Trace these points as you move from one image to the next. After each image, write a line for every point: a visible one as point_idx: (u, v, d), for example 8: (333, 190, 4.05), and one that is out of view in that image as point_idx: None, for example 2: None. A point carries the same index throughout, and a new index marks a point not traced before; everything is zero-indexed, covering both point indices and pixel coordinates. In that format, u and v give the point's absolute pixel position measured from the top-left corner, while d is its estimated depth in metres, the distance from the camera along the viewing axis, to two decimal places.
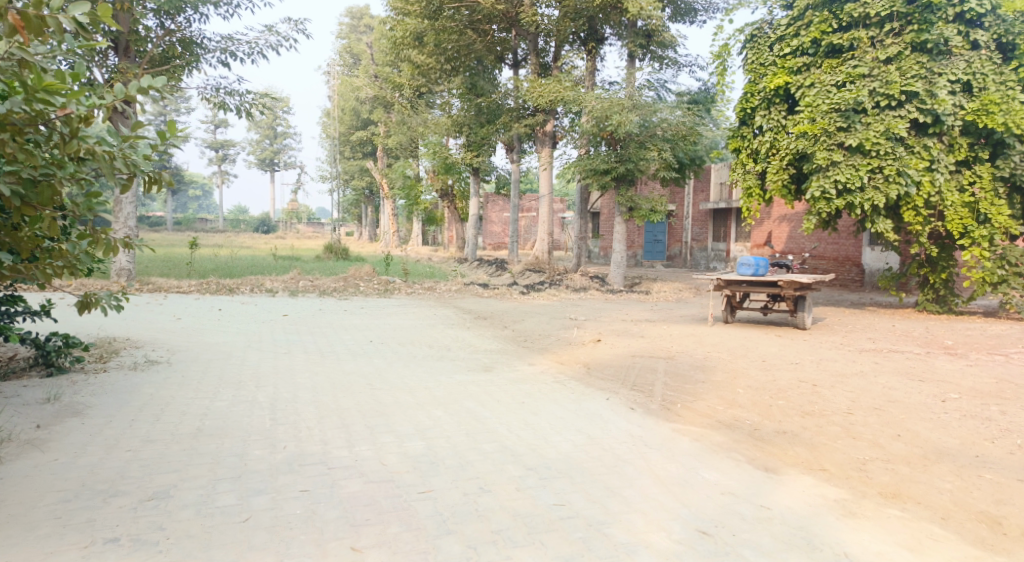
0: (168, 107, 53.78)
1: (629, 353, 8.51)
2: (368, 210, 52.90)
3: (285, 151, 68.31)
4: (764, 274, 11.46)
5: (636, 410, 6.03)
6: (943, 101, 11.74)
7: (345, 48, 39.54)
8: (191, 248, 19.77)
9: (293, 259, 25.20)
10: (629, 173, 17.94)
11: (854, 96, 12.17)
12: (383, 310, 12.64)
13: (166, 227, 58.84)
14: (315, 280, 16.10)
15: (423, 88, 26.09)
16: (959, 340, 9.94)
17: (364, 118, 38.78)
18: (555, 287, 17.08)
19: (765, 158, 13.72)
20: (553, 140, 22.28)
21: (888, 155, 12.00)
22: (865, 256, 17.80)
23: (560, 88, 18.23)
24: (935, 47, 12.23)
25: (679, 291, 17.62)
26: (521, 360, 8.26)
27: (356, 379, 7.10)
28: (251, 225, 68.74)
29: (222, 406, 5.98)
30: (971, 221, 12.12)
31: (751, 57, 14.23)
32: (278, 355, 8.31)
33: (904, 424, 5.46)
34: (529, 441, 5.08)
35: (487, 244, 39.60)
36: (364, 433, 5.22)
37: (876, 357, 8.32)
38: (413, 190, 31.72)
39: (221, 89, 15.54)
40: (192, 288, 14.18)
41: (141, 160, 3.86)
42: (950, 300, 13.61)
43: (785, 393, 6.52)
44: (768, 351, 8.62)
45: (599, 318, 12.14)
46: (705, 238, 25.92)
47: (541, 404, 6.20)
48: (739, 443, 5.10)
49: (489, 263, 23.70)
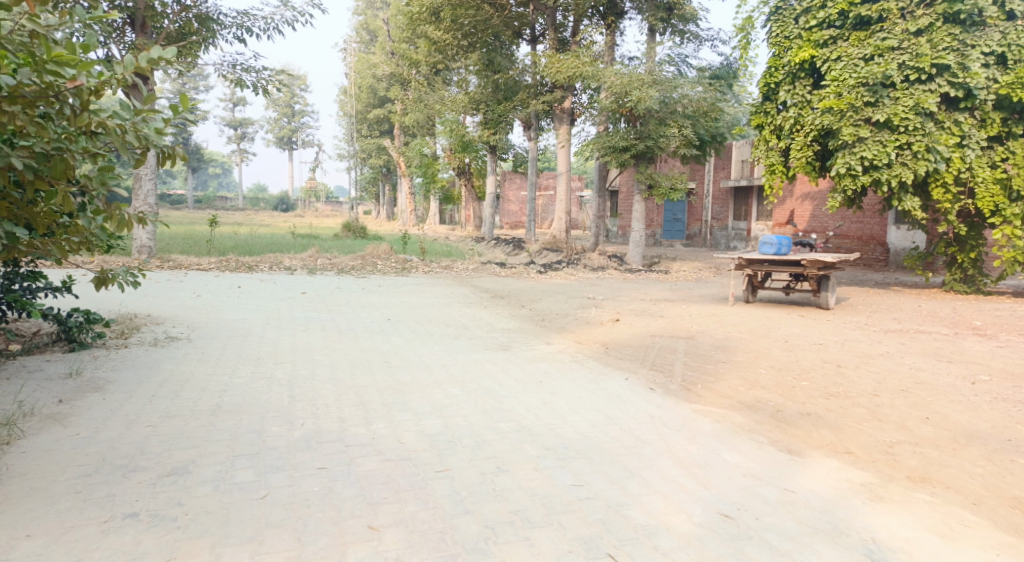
0: (186, 86, 53.97)
1: (648, 332, 8.40)
2: (385, 188, 52.93)
3: (302, 130, 68.34)
4: (786, 253, 11.24)
5: (655, 391, 5.94)
6: (976, 74, 11.33)
7: (362, 25, 39.24)
8: (211, 226, 19.90)
9: (311, 237, 25.29)
10: (649, 150, 17.67)
11: (883, 69, 11.79)
12: (400, 288, 12.62)
13: (186, 205, 59.34)
14: (333, 258, 16.13)
15: (440, 65, 25.86)
16: (987, 321, 9.69)
17: (381, 96, 38.57)
18: (573, 266, 16.96)
19: (788, 134, 13.40)
20: (571, 117, 21.97)
21: (917, 131, 11.65)
22: (890, 235, 17.44)
23: (579, 63, 17.93)
24: (968, 17, 11.80)
25: (698, 271, 17.40)
26: (538, 339, 8.20)
27: (373, 357, 7.08)
28: (269, 204, 69.09)
29: (241, 383, 5.98)
30: (1002, 199, 11.77)
31: (776, 30, 13.83)
32: (296, 333, 8.32)
33: (932, 407, 5.32)
34: (547, 420, 5.02)
35: (504, 223, 39.45)
36: (381, 411, 5.20)
37: (902, 338, 8.14)
38: (430, 168, 31.58)
39: (238, 65, 15.47)
40: (212, 265, 14.26)
41: (153, 135, 3.80)
42: (978, 280, 13.29)
43: (808, 374, 6.39)
44: (790, 331, 8.47)
45: (617, 297, 12.03)
46: (725, 217, 25.56)
47: (559, 383, 6.13)
48: (762, 425, 5.01)
49: (506, 242, 23.60)
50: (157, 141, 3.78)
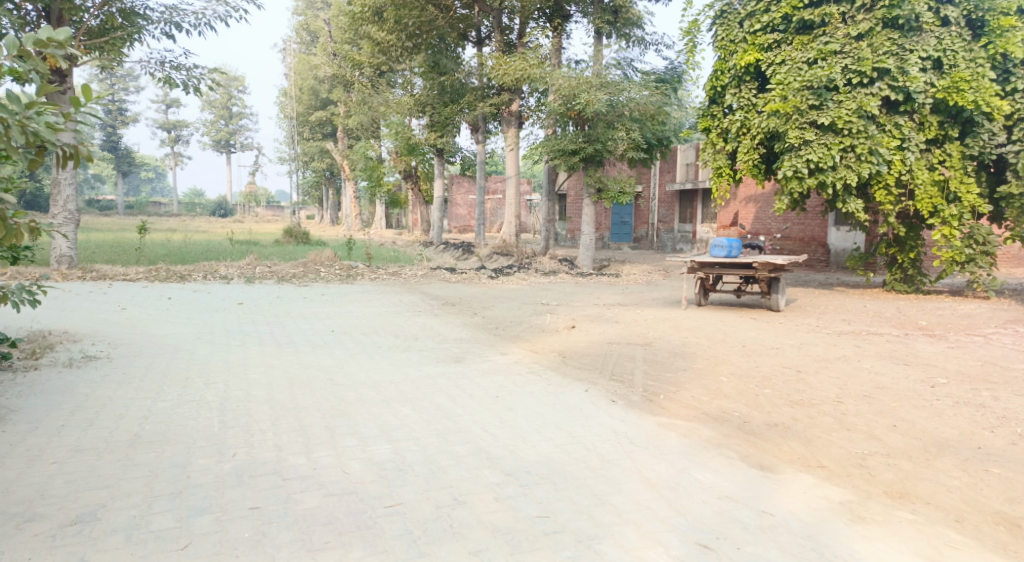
0: (114, 85, 51.62)
1: (605, 339, 8.14)
2: (329, 193, 51.65)
3: (240, 132, 66.05)
4: (737, 255, 11.22)
5: (618, 403, 5.66)
6: (915, 78, 11.57)
7: (302, 25, 38.16)
8: (140, 233, 18.75)
9: (250, 244, 24.23)
10: (597, 153, 17.53)
11: (827, 72, 11.92)
12: (345, 297, 12.03)
13: (115, 211, 56.51)
14: (273, 265, 15.37)
15: (384, 67, 25.27)
16: (933, 321, 9.84)
17: (323, 98, 37.48)
18: (524, 271, 16.66)
19: (735, 137, 13.46)
20: (519, 120, 21.62)
21: (861, 134, 11.81)
22: (831, 237, 17.85)
23: (526, 66, 17.70)
24: (906, 22, 12.06)
25: (648, 274, 17.37)
26: (492, 349, 7.83)
27: (315, 373, 6.59)
28: (207, 208, 66.46)
29: (166, 408, 5.40)
30: (941, 200, 12.07)
31: (721, 33, 13.88)
32: (231, 348, 7.72)
33: (897, 413, 5.21)
34: (506, 441, 4.68)
35: (452, 227, 38.93)
36: (323, 437, 4.74)
37: (855, 340, 8.12)
38: (375, 171, 30.84)
39: (166, 63, 14.54)
40: (139, 275, 13.35)
41: (48, 131, 3.30)
42: (918, 279, 13.62)
43: (770, 381, 6.24)
44: (747, 335, 8.36)
45: (570, 302, 11.78)
46: (671, 220, 25.82)
47: (516, 398, 5.78)
48: (730, 439, 4.78)
49: (454, 247, 23.10)
50: (50, 137, 3.27)
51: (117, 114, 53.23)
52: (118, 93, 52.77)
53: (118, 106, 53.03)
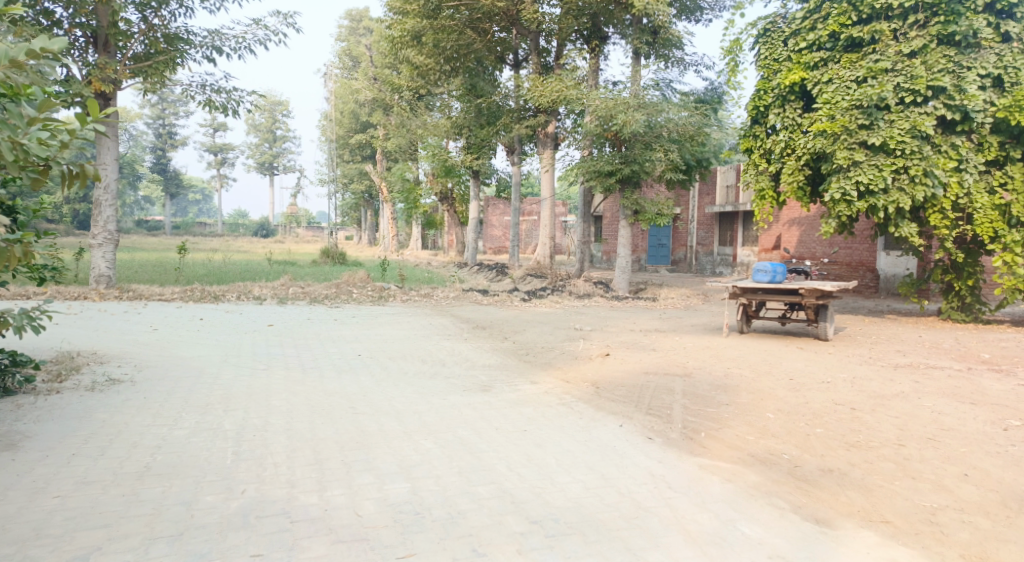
0: (165, 110, 53.61)
1: (641, 369, 7.72)
2: (367, 214, 52.26)
3: (283, 155, 67.55)
4: (781, 281, 10.68)
5: (655, 441, 5.26)
6: (973, 96, 10.97)
7: (344, 51, 38.92)
8: (180, 253, 19.02)
9: (288, 264, 24.43)
10: (634, 174, 17.16)
11: (878, 91, 11.40)
12: (375, 319, 11.85)
13: (163, 231, 58.07)
14: (306, 286, 15.34)
15: (422, 90, 25.46)
16: (997, 354, 9.15)
17: (363, 121, 37.97)
18: (558, 293, 16.30)
19: (779, 158, 13.01)
20: (555, 141, 21.42)
21: (914, 155, 11.24)
22: (880, 262, 17.09)
23: (563, 87, 17.53)
24: (963, 39, 11.49)
25: (687, 298, 16.84)
26: (522, 378, 7.48)
27: (338, 401, 6.35)
28: (249, 228, 67.92)
29: (182, 437, 5.21)
30: (1002, 225, 11.35)
31: (764, 52, 13.48)
32: (256, 372, 7.56)
33: (967, 459, 4.70)
34: (534, 482, 4.34)
35: (488, 249, 38.85)
36: (339, 473, 4.47)
37: (914, 374, 7.53)
38: (412, 193, 31.00)
39: (206, 86, 14.78)
40: (175, 295, 13.45)
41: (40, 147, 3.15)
42: (977, 308, 12.84)
43: (821, 419, 5.75)
44: (794, 367, 7.85)
45: (606, 328, 11.36)
46: (711, 242, 25.22)
47: (545, 433, 5.43)
48: (780, 486, 4.34)
49: (489, 268, 22.87)
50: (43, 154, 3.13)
51: (167, 138, 54.95)
52: (168, 117, 54.58)
53: (168, 129, 54.76)
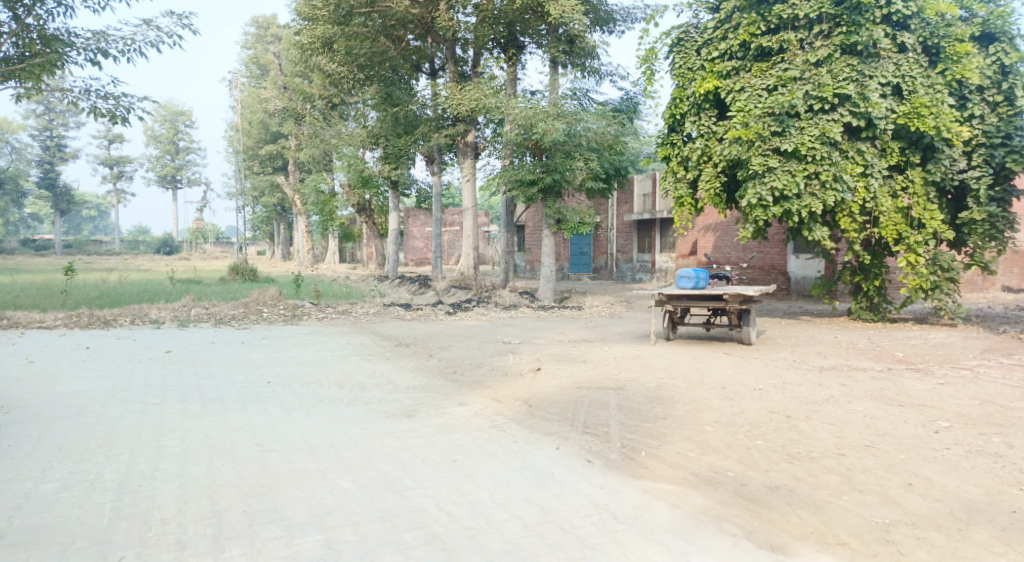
0: (52, 120, 49.75)
1: (574, 383, 7.39)
2: (281, 228, 50.14)
3: (187, 167, 63.96)
4: (704, 287, 10.69)
5: (594, 464, 4.92)
6: (876, 103, 11.40)
7: (251, 59, 37.27)
8: (66, 275, 17.30)
9: (193, 283, 22.85)
10: (556, 184, 16.99)
11: (788, 98, 11.67)
12: (288, 340, 11.02)
13: (52, 250, 53.69)
14: (211, 306, 14.21)
15: (335, 99, 24.52)
16: (910, 353, 9.45)
17: (273, 132, 36.32)
18: (483, 305, 15.89)
19: (696, 165, 13.18)
20: (475, 151, 21.03)
21: (824, 161, 11.56)
22: (790, 265, 17.74)
23: (481, 95, 17.25)
24: (864, 48, 11.94)
25: (611, 306, 16.80)
26: (449, 399, 7.00)
27: (242, 437, 5.66)
28: (151, 245, 63.85)
29: (49, 493, 4.43)
30: (905, 227, 11.85)
31: (678, 61, 13.61)
32: (147, 407, 6.72)
33: (909, 466, 4.61)
34: (467, 524, 3.88)
35: (409, 260, 37.99)
36: (240, 527, 3.85)
37: (839, 377, 7.57)
38: (327, 205, 29.69)
39: (91, 92, 13.36)
40: (57, 321, 12.11)
41: None
42: (883, 307, 13.37)
43: (760, 429, 5.58)
44: (725, 375, 7.74)
45: (534, 341, 11.01)
46: (630, 249, 25.63)
47: (477, 462, 4.97)
48: (729, 508, 4.08)
49: (411, 281, 22.17)
50: None
51: (57, 150, 50.97)
52: (57, 129, 50.65)
53: (56, 141, 50.76)
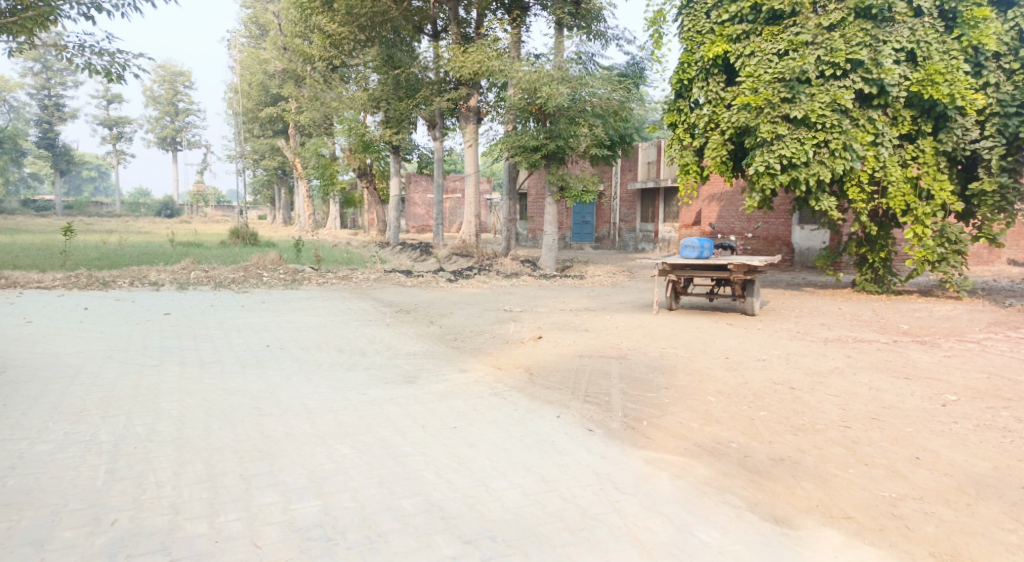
0: (49, 80, 49.13)
1: (575, 352, 7.32)
2: (282, 192, 49.74)
3: (187, 130, 63.32)
4: (708, 256, 10.55)
5: (596, 433, 4.85)
6: (889, 70, 11.11)
7: (251, 19, 36.54)
8: (65, 236, 17.15)
9: (193, 246, 22.72)
10: (560, 150, 16.72)
11: (799, 64, 11.37)
12: (288, 304, 10.93)
13: (52, 212, 53.47)
14: (211, 270, 14.11)
15: (336, 60, 24.07)
16: (915, 326, 9.36)
17: (273, 94, 35.76)
18: (484, 273, 15.77)
19: (703, 132, 12.93)
20: (477, 116, 20.67)
21: (834, 128, 11.31)
22: (795, 236, 17.57)
23: (484, 58, 16.87)
24: (879, 12, 11.58)
25: (613, 275, 16.68)
26: (449, 366, 6.92)
27: (239, 401, 5.59)
28: (151, 207, 63.57)
29: (43, 454, 4.36)
30: (913, 198, 11.65)
31: (687, 24, 13.25)
32: (144, 370, 6.65)
33: (915, 439, 4.55)
34: (467, 492, 3.82)
35: (411, 227, 37.78)
36: (235, 492, 3.79)
37: (844, 349, 7.48)
38: (328, 169, 29.29)
39: (84, 48, 13.04)
40: (56, 282, 12.03)
41: None
42: (888, 280, 13.24)
43: (763, 401, 5.50)
44: (728, 345, 7.66)
45: (535, 308, 10.91)
46: (633, 219, 25.39)
47: (477, 429, 4.91)
48: (732, 480, 4.01)
49: (412, 248, 22.01)
50: None
51: (55, 110, 50.38)
52: (54, 88, 49.97)
53: (54, 101, 50.14)
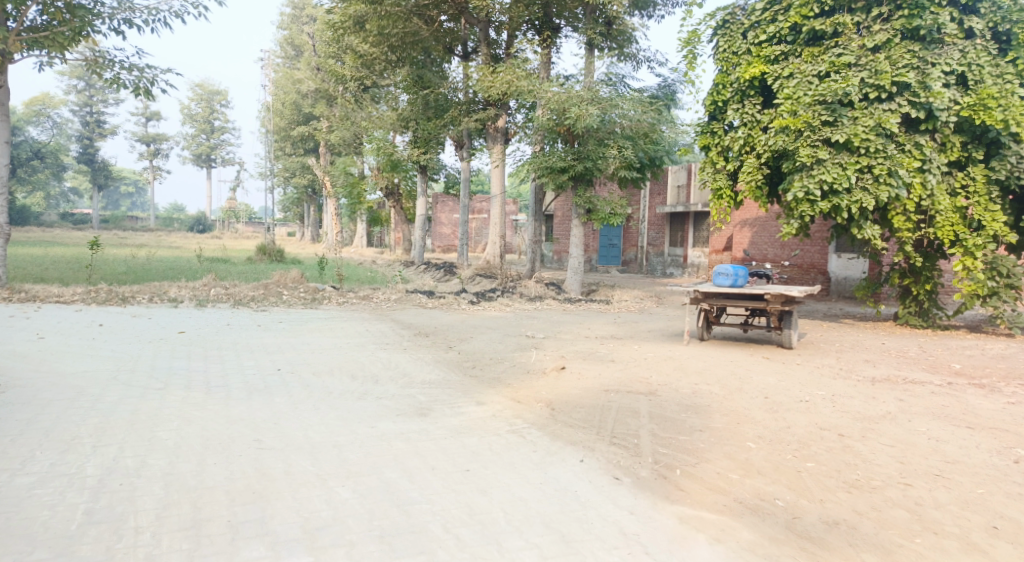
0: (91, 97, 50.57)
1: (601, 385, 6.84)
2: (311, 210, 50.16)
3: (222, 147, 64.51)
4: (743, 285, 10.02)
5: (623, 482, 4.39)
6: (939, 93, 10.54)
7: (286, 40, 37.06)
8: (92, 250, 17.19)
9: (219, 262, 22.72)
10: (588, 172, 16.35)
11: (842, 85, 10.86)
12: (305, 325, 10.63)
13: (90, 225, 54.64)
14: (231, 286, 13.94)
15: (367, 80, 24.13)
16: (968, 365, 8.70)
17: (305, 114, 36.08)
18: (508, 295, 15.37)
19: (738, 156, 12.46)
20: (505, 136, 20.43)
21: (878, 153, 10.74)
22: (831, 264, 16.89)
23: (513, 77, 16.64)
24: (927, 34, 11.05)
25: (641, 301, 16.14)
26: (466, 398, 6.50)
27: (239, 432, 5.24)
28: (184, 222, 64.69)
29: (21, 489, 4.03)
30: (963, 228, 10.96)
31: (723, 45, 12.84)
32: (147, 394, 6.34)
33: (989, 503, 4.00)
34: (477, 552, 3.39)
35: (437, 247, 37.74)
36: (219, 544, 3.40)
37: (893, 390, 6.88)
38: (356, 188, 29.28)
39: (115, 62, 13.12)
40: (76, 296, 11.92)
41: None
42: (934, 313, 12.50)
43: (810, 449, 4.97)
44: (766, 382, 7.12)
45: (559, 335, 10.44)
46: (661, 243, 24.82)
47: (492, 473, 4.47)
48: (780, 547, 3.52)
49: (436, 268, 21.74)
50: None
51: (96, 126, 51.64)
52: (96, 105, 51.24)
53: (96, 118, 51.48)
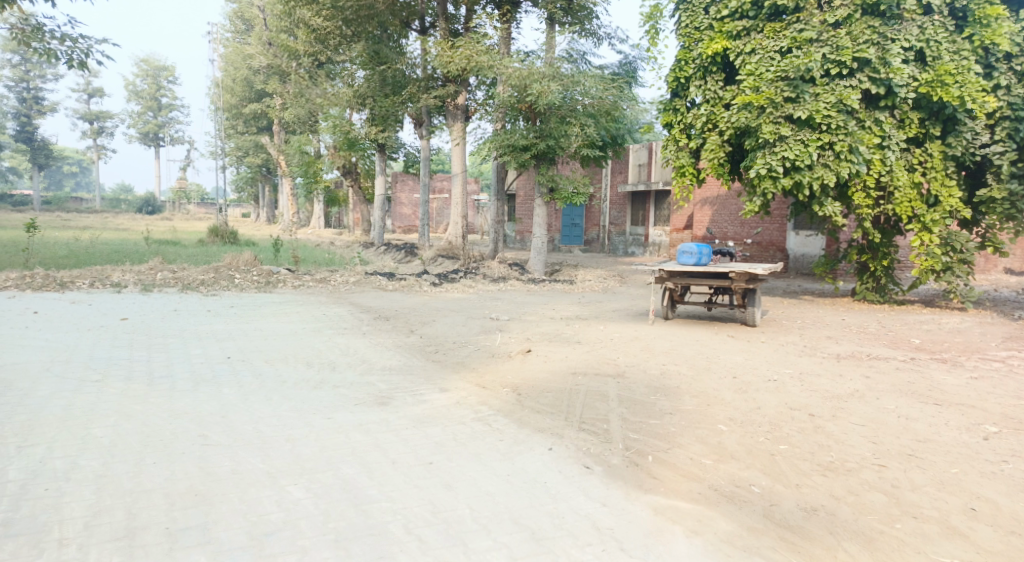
0: (28, 72, 47.98)
1: (567, 368, 6.64)
2: (266, 190, 48.74)
3: (170, 125, 62.04)
4: (707, 263, 9.90)
5: (594, 471, 4.19)
6: (898, 70, 10.54)
7: (235, 13, 35.62)
8: (27, 233, 16.21)
9: (168, 244, 21.72)
10: (550, 150, 16.06)
11: (805, 61, 10.78)
12: (258, 310, 10.15)
13: (30, 207, 52.03)
14: (179, 270, 13.29)
15: (321, 55, 23.28)
16: (928, 340, 8.79)
17: (257, 91, 34.78)
18: (470, 276, 15.06)
19: (700, 133, 12.34)
20: (465, 114, 19.98)
21: (840, 130, 10.70)
22: (790, 242, 17.07)
23: (472, 52, 16.15)
24: (887, 9, 11.03)
25: (605, 280, 16.02)
26: (428, 384, 6.22)
27: (184, 428, 4.87)
28: (133, 204, 62.27)
29: None
30: (920, 204, 11.05)
31: (685, 20, 12.67)
32: (83, 387, 5.88)
33: (964, 483, 3.94)
34: (441, 555, 3.14)
35: (397, 227, 37.12)
36: (155, 556, 3.08)
37: (859, 367, 6.85)
38: (311, 167, 28.41)
39: (46, 32, 12.26)
40: (9, 282, 11.17)
41: None
42: (890, 289, 12.67)
43: (782, 431, 4.85)
44: (734, 361, 7.03)
45: (523, 317, 10.20)
46: (623, 222, 24.78)
47: (456, 467, 4.21)
48: (759, 537, 3.37)
49: (396, 249, 21.24)
50: None
51: (34, 103, 48.94)
52: (33, 80, 48.56)
53: (33, 94, 48.79)
